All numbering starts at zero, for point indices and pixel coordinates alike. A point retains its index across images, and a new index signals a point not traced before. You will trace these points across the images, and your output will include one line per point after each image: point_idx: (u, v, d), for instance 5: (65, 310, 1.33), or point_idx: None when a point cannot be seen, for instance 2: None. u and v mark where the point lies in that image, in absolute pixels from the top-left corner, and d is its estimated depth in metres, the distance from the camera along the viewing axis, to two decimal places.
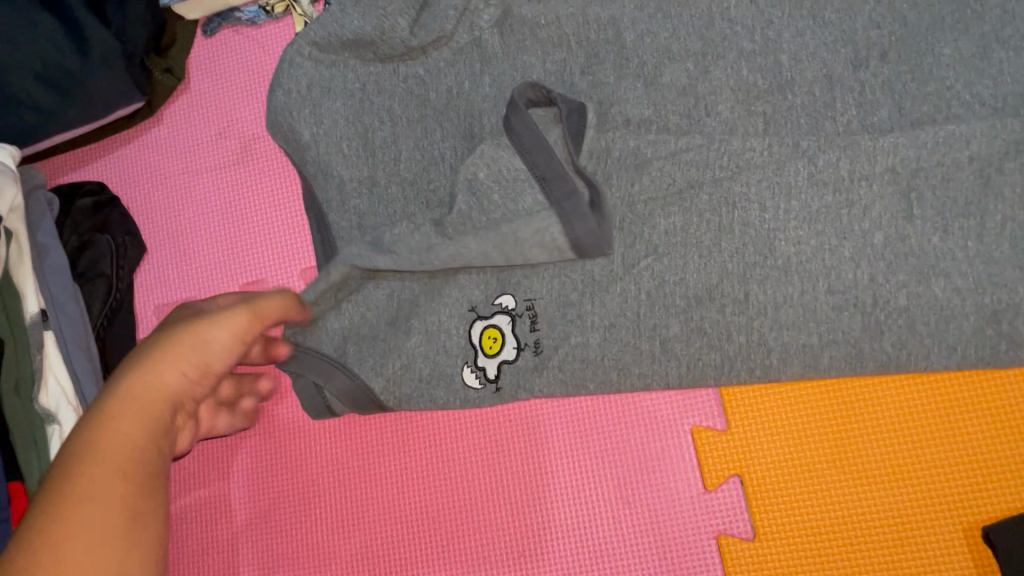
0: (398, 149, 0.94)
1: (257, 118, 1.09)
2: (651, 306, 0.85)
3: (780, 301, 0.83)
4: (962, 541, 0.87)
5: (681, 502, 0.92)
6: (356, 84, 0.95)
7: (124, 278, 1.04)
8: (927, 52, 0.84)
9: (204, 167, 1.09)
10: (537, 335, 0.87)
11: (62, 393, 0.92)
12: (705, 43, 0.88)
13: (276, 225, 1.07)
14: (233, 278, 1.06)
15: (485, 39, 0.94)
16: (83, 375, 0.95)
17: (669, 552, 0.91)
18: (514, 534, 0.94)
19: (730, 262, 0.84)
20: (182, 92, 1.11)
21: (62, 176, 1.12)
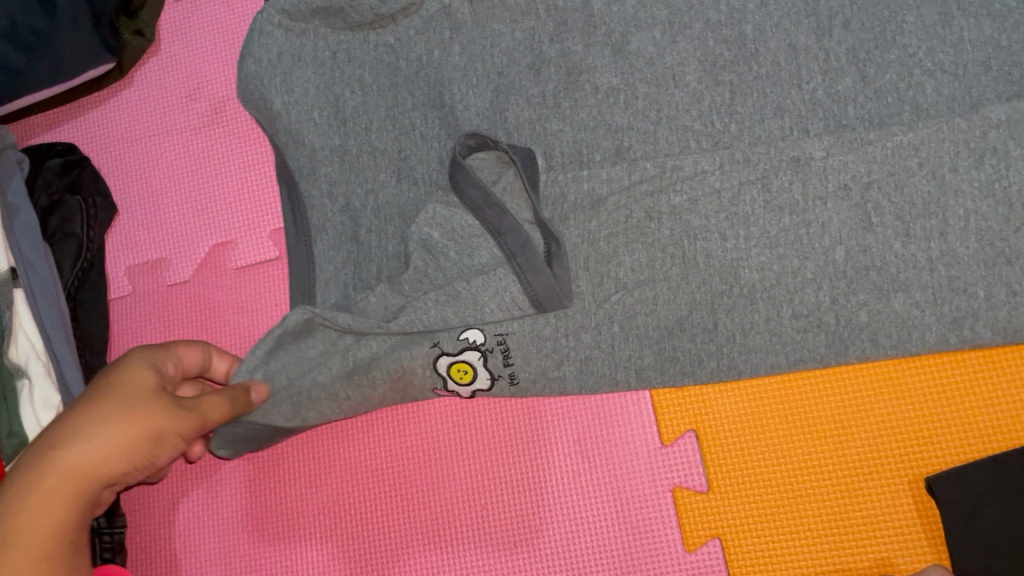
0: (370, 118, 0.95)
1: (229, 79, 1.06)
2: (625, 337, 0.84)
3: (747, 328, 0.83)
4: (907, 492, 0.89)
5: (638, 457, 0.94)
6: (327, 53, 0.95)
7: (95, 240, 0.99)
8: (890, 20, 0.85)
9: (174, 128, 1.06)
10: (510, 367, 0.86)
11: (33, 349, 0.90)
12: (672, 11, 0.89)
13: (248, 187, 1.03)
14: (204, 239, 1.03)
15: (455, 6, 0.94)
16: (55, 337, 0.91)
17: (627, 507, 0.92)
18: (474, 493, 0.95)
19: (698, 294, 0.84)
20: (152, 54, 1.08)
21: (30, 138, 1.08)
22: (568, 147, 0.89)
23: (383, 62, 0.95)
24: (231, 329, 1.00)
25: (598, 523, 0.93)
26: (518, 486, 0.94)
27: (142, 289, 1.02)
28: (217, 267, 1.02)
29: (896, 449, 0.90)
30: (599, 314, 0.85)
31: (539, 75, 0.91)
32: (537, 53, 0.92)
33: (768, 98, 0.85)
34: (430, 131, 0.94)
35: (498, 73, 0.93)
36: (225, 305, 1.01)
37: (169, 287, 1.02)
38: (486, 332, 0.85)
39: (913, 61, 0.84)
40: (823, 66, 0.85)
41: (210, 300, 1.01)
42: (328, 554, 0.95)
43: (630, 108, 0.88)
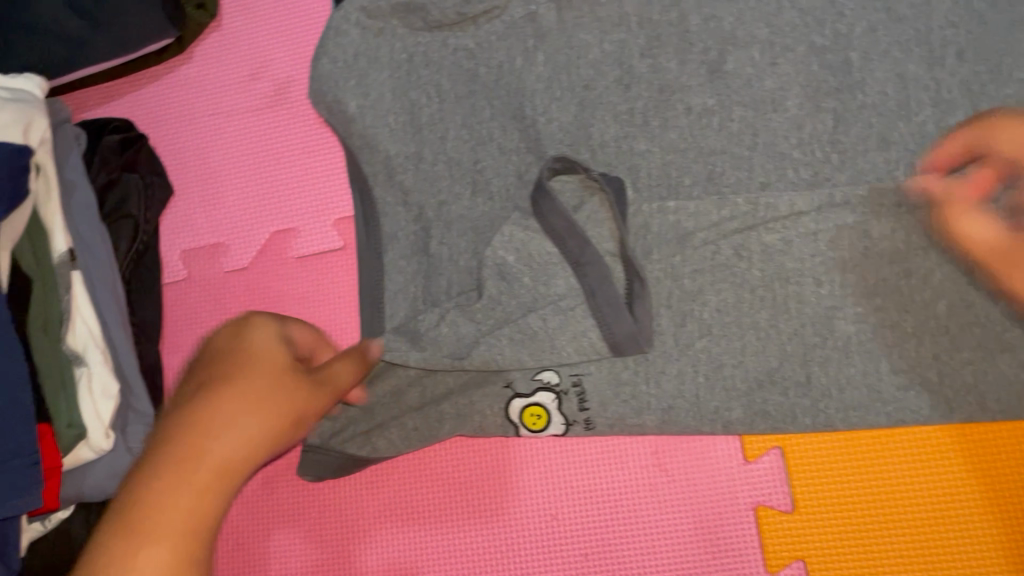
0: (445, 127, 0.90)
1: (297, 59, 0.97)
2: (710, 389, 0.79)
3: (844, 383, 0.77)
4: (1001, 549, 0.75)
5: (720, 471, 0.80)
6: (403, 54, 0.91)
7: (151, 221, 0.93)
8: (1009, 53, 0.80)
9: (235, 108, 0.98)
10: (587, 411, 0.81)
11: (92, 335, 0.81)
12: (774, 31, 0.84)
13: (311, 172, 0.95)
14: (264, 225, 0.95)
15: (541, 13, 0.90)
16: (112, 322, 0.85)
17: (706, 524, 0.79)
18: (527, 493, 0.83)
19: (788, 345, 0.79)
20: (212, 30, 1.00)
21: (82, 113, 1.00)
22: (655, 169, 0.85)
23: (462, 66, 0.91)
24: None
25: (677, 540, 0.79)
26: (577, 495, 0.82)
27: (198, 276, 0.96)
28: (278, 256, 0.94)
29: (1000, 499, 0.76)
30: (682, 361, 0.80)
31: (629, 91, 0.87)
32: (628, 68, 0.87)
33: (873, 128, 0.81)
34: (511, 143, 0.90)
35: (585, 86, 0.88)
36: (287, 298, 0.93)
37: (227, 274, 0.95)
38: (560, 373, 0.82)
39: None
40: (935, 96, 0.80)
41: (270, 293, 0.94)
42: (370, 551, 0.85)
43: (725, 130, 0.84)
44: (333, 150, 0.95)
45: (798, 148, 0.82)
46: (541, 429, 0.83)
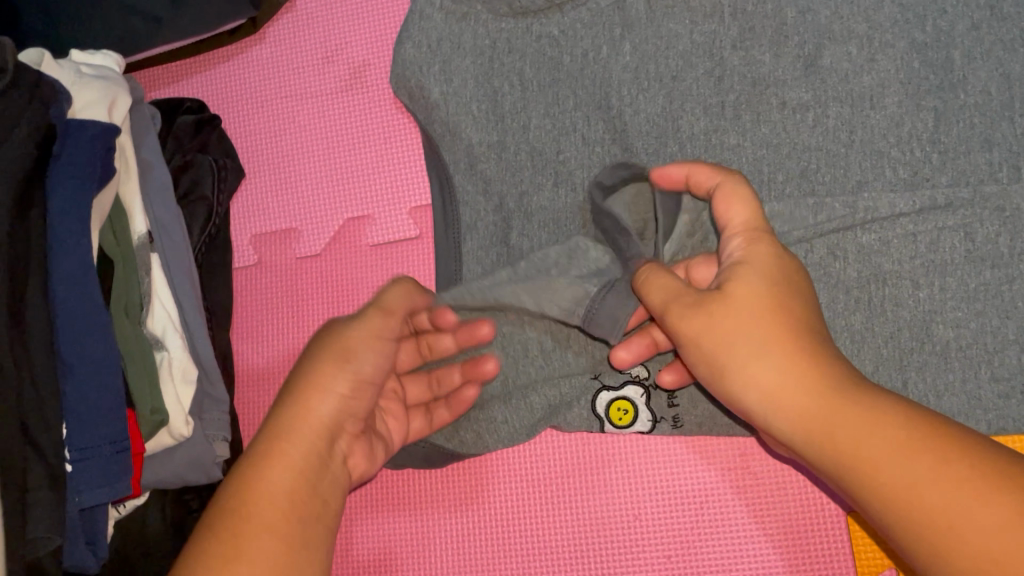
0: (528, 116, 0.89)
1: (374, 42, 0.95)
2: None
3: (941, 388, 0.77)
4: None
5: (810, 475, 0.79)
6: (486, 41, 0.90)
7: (224, 204, 0.91)
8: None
9: (309, 92, 0.96)
10: (675, 408, 0.80)
11: (169, 317, 0.81)
12: (872, 26, 0.84)
13: (388, 158, 0.94)
14: (338, 212, 0.94)
15: (629, 2, 0.88)
16: (186, 299, 0.82)
17: (796, 527, 0.79)
18: (611, 501, 0.82)
19: (885, 348, 0.78)
20: (287, 11, 0.98)
21: (155, 92, 1.00)
22: (747, 165, 0.84)
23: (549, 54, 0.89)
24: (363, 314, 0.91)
25: (766, 546, 0.79)
26: (666, 491, 0.81)
27: (268, 260, 0.94)
28: (352, 243, 0.93)
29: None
30: None
31: (721, 84, 0.86)
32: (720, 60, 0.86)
33: (975, 128, 0.80)
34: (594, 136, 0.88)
35: (674, 77, 0.87)
36: (360, 286, 0.92)
37: (299, 260, 0.94)
38: (649, 367, 0.80)
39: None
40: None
41: (343, 281, 0.92)
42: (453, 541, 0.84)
43: (820, 126, 0.83)
44: (414, 137, 0.94)
45: (895, 145, 0.82)
46: (627, 424, 0.81)
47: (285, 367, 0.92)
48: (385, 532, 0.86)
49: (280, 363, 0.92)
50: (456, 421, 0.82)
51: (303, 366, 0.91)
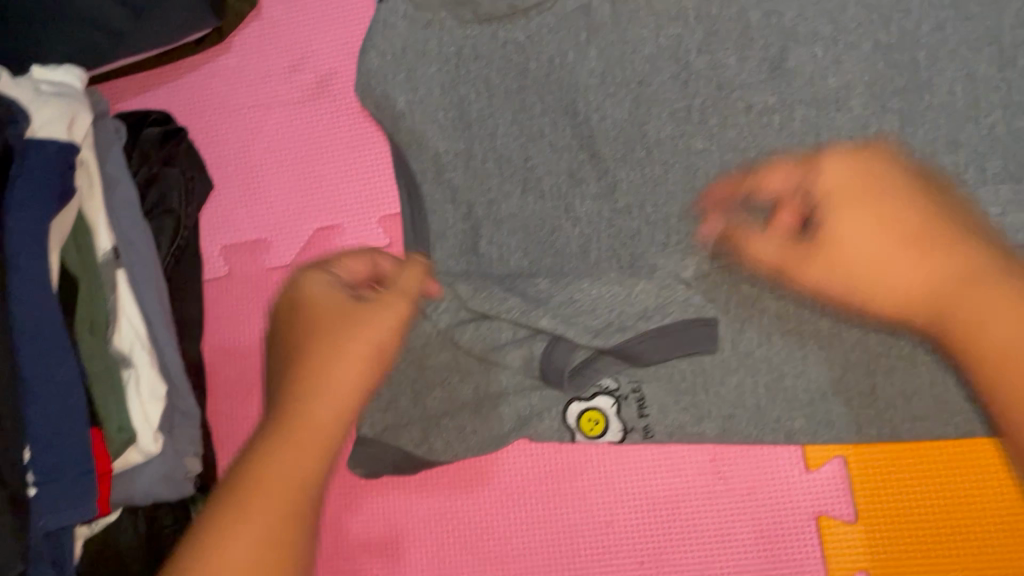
0: (495, 123, 0.89)
1: (339, 51, 0.95)
2: (771, 399, 0.80)
3: (910, 393, 0.77)
4: None
5: (787, 484, 0.80)
6: (452, 48, 0.89)
7: (192, 216, 0.91)
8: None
9: (276, 101, 0.96)
10: (645, 418, 0.82)
11: (137, 335, 0.80)
12: (836, 28, 0.83)
13: (357, 165, 0.93)
14: (308, 221, 0.93)
15: (594, 6, 0.86)
16: (156, 318, 0.82)
17: (768, 529, 0.79)
18: (582, 513, 0.83)
19: (852, 354, 0.78)
20: (252, 19, 0.98)
21: (122, 103, 0.99)
22: (714, 168, 0.84)
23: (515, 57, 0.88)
24: None
25: (738, 551, 0.80)
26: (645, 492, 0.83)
27: (238, 272, 0.94)
28: (321, 253, 0.93)
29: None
30: (740, 370, 0.80)
31: (687, 88, 0.85)
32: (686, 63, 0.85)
33: (940, 130, 0.81)
34: (562, 143, 0.88)
35: (640, 82, 0.86)
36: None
37: (270, 272, 0.93)
38: (619, 379, 0.82)
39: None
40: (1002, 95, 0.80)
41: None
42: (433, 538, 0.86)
43: (785, 130, 0.83)
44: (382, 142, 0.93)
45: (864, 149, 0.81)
46: (599, 436, 0.83)
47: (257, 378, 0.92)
48: (374, 529, 0.88)
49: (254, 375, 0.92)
50: (423, 427, 0.84)
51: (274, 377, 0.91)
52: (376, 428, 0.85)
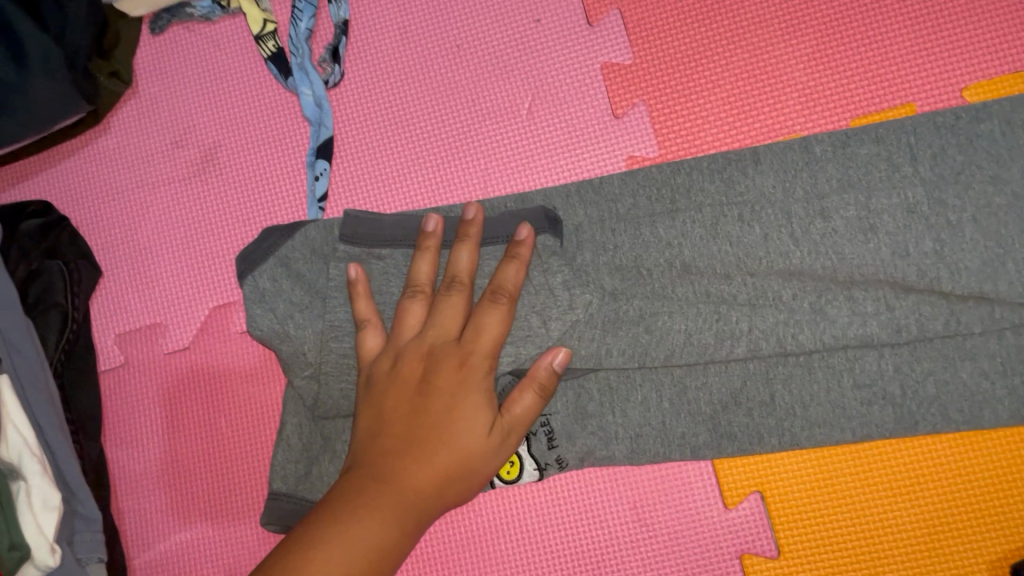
0: (359, 246, 0.75)
1: (220, 122, 0.92)
2: (675, 414, 0.75)
3: (806, 401, 0.73)
4: None
5: (704, 523, 0.77)
6: (326, 248, 0.77)
7: (80, 306, 0.88)
8: (896, 185, 0.70)
9: (160, 180, 0.92)
10: (556, 449, 0.76)
11: (26, 443, 0.75)
12: (746, 161, 0.74)
13: (254, 235, 0.89)
14: (204, 301, 0.89)
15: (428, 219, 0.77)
16: (47, 424, 0.79)
17: (690, 568, 0.77)
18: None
19: (751, 364, 0.74)
20: (129, 98, 0.94)
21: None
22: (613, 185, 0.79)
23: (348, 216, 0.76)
24: (236, 397, 0.88)
25: None
26: (564, 524, 0.79)
27: (135, 359, 0.90)
28: (220, 333, 0.89)
29: (979, 504, 0.74)
30: (646, 385, 0.75)
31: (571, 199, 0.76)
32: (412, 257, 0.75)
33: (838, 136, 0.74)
34: None
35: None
36: (232, 377, 0.88)
37: (167, 356, 0.89)
38: None
39: (925, 209, 0.68)
40: (832, 152, 0.73)
41: (215, 370, 0.88)
42: None
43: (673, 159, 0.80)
44: (280, 204, 0.90)
45: (721, 182, 0.74)
46: (515, 477, 0.77)
47: (167, 463, 0.88)
48: None
49: (160, 462, 0.88)
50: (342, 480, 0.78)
51: (181, 459, 0.88)
52: (287, 481, 0.77)
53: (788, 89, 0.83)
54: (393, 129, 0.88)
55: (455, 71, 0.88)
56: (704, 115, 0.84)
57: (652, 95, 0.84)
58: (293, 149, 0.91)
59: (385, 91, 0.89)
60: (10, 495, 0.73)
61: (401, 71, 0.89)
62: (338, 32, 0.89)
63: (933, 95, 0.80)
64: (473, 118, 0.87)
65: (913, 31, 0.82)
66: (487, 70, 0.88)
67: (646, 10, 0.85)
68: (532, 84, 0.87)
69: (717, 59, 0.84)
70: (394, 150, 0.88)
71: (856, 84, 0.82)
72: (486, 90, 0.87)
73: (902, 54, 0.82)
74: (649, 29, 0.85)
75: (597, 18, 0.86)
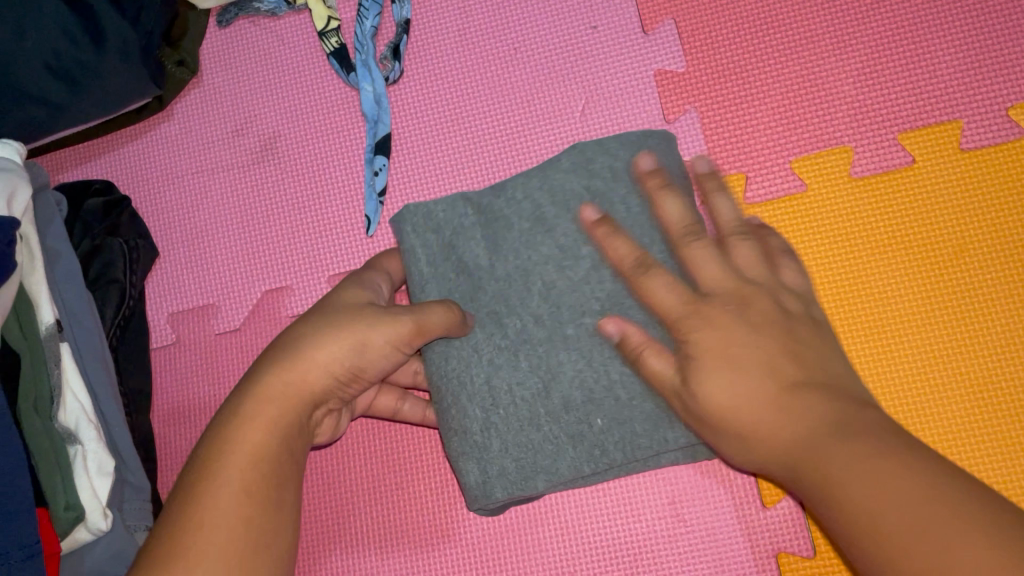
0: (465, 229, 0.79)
1: (281, 112, 0.95)
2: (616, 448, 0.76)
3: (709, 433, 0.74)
4: None
5: (742, 521, 0.78)
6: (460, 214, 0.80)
7: (137, 284, 0.90)
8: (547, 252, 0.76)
9: (219, 166, 0.95)
10: None
11: (84, 411, 0.77)
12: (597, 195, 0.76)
13: (308, 223, 0.92)
14: (257, 284, 0.92)
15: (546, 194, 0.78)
16: (102, 395, 0.81)
17: (726, 565, 0.78)
18: (537, 564, 0.81)
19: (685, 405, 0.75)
20: (193, 86, 0.98)
21: (63, 175, 0.97)
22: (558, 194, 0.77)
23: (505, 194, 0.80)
24: None
25: None
26: (600, 515, 0.81)
27: (186, 338, 0.92)
28: (271, 316, 0.91)
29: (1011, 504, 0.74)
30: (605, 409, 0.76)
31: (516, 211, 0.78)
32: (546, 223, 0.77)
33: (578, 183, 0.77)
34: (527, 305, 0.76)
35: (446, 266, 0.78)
36: None
37: (217, 337, 0.91)
38: None
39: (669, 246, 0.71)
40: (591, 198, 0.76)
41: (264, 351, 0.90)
42: (390, 563, 0.83)
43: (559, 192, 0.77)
44: (335, 194, 0.92)
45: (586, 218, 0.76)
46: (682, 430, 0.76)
47: None
48: None
49: None
50: None
51: None
52: None
53: (837, 103, 0.85)
54: (448, 126, 0.91)
55: (511, 73, 0.91)
56: (755, 125, 0.85)
57: (704, 103, 0.87)
58: (349, 141, 0.93)
59: (443, 88, 0.92)
60: (67, 459, 0.75)
61: (457, 70, 0.92)
62: (400, 30, 0.92)
63: (980, 114, 0.82)
64: (527, 119, 0.90)
65: (961, 51, 0.84)
66: (543, 73, 0.90)
67: (699, 22, 0.88)
68: (586, 87, 0.89)
69: (768, 72, 0.87)
70: (450, 146, 0.91)
71: (905, 102, 0.84)
72: (541, 92, 0.90)
73: (950, 74, 0.84)
74: (703, 40, 0.88)
75: (652, 27, 0.89)
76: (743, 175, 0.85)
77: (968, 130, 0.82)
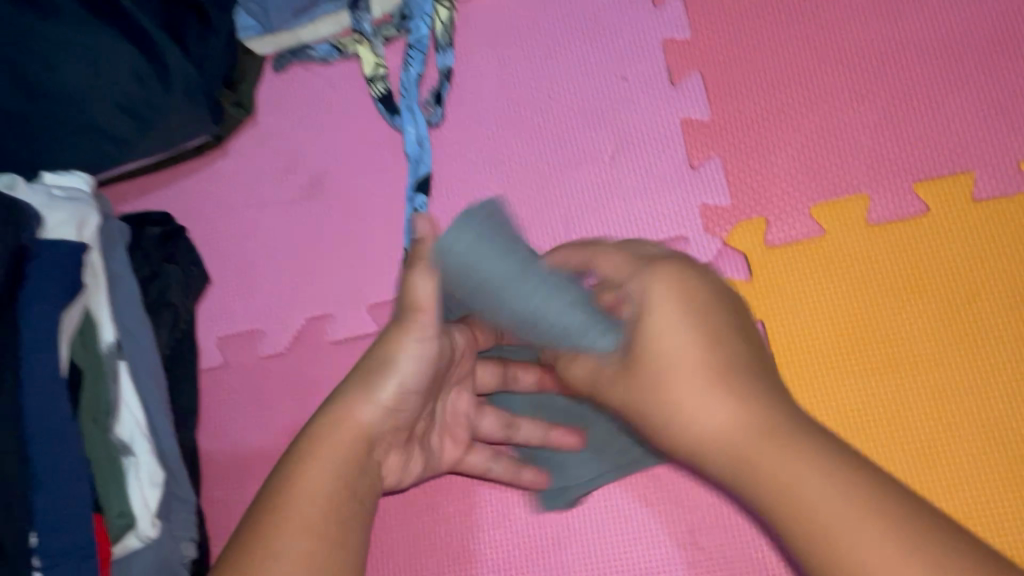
0: None
1: (329, 151, 1.01)
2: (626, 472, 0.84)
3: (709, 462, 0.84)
4: None
5: (759, 551, 0.81)
6: None
7: (189, 309, 0.96)
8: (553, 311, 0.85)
9: (269, 201, 1.01)
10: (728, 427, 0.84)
11: (139, 424, 0.83)
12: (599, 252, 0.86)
13: (350, 255, 0.97)
14: (301, 312, 0.97)
15: None
16: (158, 409, 0.86)
17: None
18: None
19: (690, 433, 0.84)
20: (248, 126, 1.05)
21: (126, 206, 1.04)
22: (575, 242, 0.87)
23: None
24: None
25: None
26: (621, 540, 0.84)
27: (233, 361, 0.98)
28: (313, 342, 0.96)
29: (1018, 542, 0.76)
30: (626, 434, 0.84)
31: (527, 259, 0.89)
32: None
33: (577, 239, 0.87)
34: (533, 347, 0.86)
35: None
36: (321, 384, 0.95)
37: (262, 360, 0.97)
38: None
39: None
40: None
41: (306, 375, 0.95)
42: None
43: None
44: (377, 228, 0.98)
45: None
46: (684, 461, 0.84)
47: (254, 460, 0.95)
48: None
49: (248, 457, 0.95)
50: None
51: (268, 455, 0.94)
52: None
53: (854, 153, 0.89)
54: (485, 168, 0.97)
55: (546, 119, 0.97)
56: (776, 172, 0.90)
57: (727, 151, 0.92)
58: (392, 179, 0.99)
59: (481, 133, 0.98)
60: (122, 471, 0.81)
61: (495, 116, 0.98)
62: (442, 78, 0.99)
63: (993, 166, 0.86)
64: (559, 162, 0.95)
65: (975, 106, 0.88)
66: (575, 120, 0.96)
67: (725, 75, 0.94)
68: (616, 134, 0.95)
69: (790, 122, 0.92)
70: (486, 186, 0.96)
71: (921, 154, 0.88)
72: (574, 138, 0.95)
73: (964, 127, 0.88)
74: (727, 91, 0.93)
75: (679, 78, 0.94)
76: (764, 219, 0.89)
77: (981, 180, 0.86)
